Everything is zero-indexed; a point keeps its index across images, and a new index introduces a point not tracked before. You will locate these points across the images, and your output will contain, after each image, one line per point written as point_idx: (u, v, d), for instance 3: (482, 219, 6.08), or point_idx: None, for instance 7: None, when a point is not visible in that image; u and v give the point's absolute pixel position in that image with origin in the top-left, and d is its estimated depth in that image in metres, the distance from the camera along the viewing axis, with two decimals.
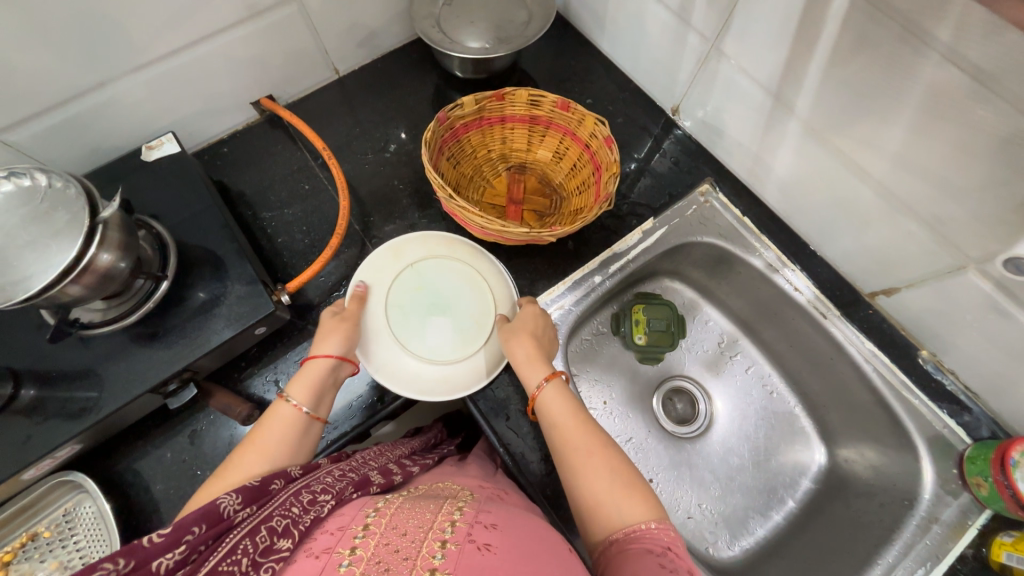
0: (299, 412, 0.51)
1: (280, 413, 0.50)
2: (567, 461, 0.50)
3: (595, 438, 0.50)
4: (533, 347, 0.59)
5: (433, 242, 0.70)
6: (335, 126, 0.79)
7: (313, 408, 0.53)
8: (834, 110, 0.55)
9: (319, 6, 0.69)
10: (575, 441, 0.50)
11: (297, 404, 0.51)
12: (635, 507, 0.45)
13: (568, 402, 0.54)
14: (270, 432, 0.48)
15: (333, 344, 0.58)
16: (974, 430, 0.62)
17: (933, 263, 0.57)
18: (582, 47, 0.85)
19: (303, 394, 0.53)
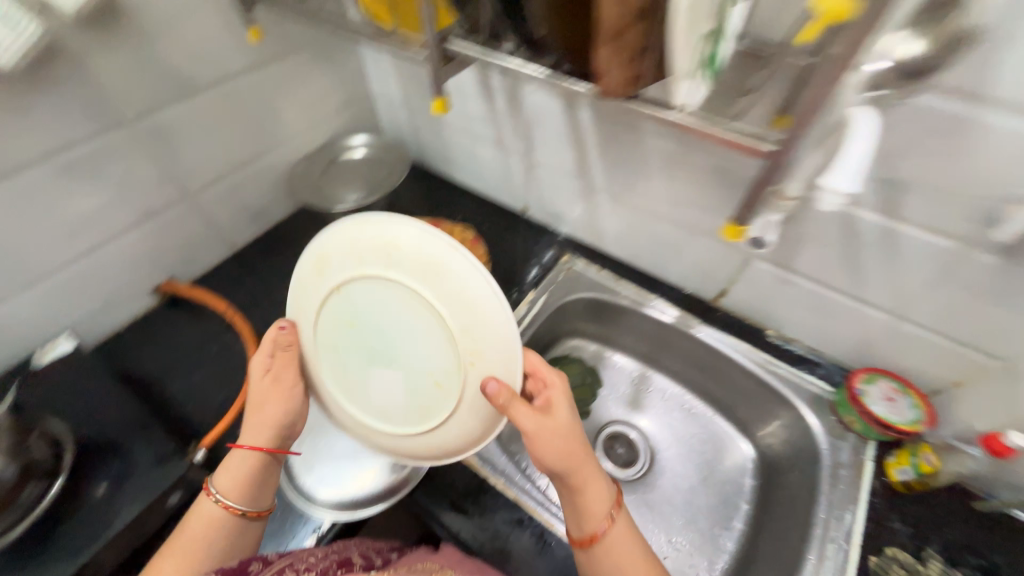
0: (213, 514, 0.51)
1: (201, 511, 0.51)
2: (615, 568, 0.48)
3: (648, 561, 0.48)
4: (571, 452, 0.50)
5: (351, 246, 0.53)
6: (238, 291, 0.87)
7: (225, 518, 0.51)
8: (618, 179, 0.76)
9: (208, 199, 0.82)
10: (630, 561, 0.48)
11: (211, 493, 0.52)
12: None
13: (623, 521, 0.50)
14: (183, 550, 0.48)
15: (260, 435, 0.56)
16: (831, 379, 0.75)
17: (732, 260, 0.74)
18: (443, 182, 1.05)
19: (222, 486, 0.53)
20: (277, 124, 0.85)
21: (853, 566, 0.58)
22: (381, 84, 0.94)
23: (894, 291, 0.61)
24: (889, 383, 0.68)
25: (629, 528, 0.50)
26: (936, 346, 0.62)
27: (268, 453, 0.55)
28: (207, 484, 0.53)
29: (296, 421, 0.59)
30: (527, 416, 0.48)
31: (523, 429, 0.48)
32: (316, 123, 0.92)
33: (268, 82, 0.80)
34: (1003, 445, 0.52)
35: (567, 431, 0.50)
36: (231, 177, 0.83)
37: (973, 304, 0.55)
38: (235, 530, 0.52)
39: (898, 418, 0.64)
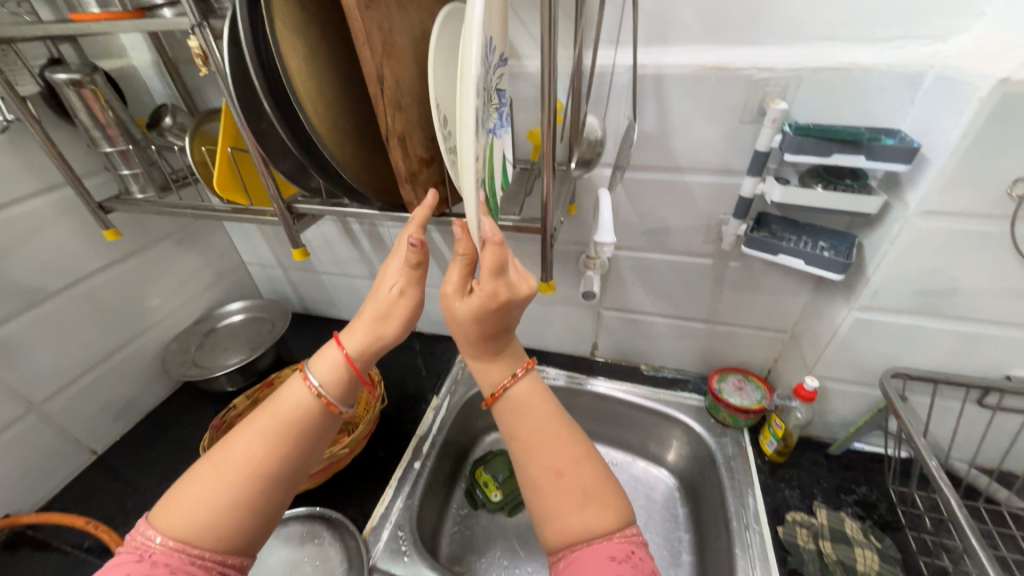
0: (305, 404, 0.49)
1: (287, 394, 0.50)
2: (530, 466, 0.47)
3: (566, 448, 0.47)
4: (488, 329, 0.47)
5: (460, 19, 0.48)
6: (100, 501, 0.76)
7: (280, 436, 0.47)
8: None
9: (61, 405, 0.76)
10: (543, 453, 0.47)
11: (309, 384, 0.49)
12: (601, 518, 0.44)
13: (538, 402, 0.50)
14: (268, 425, 0.48)
15: (325, 363, 0.50)
16: (699, 389, 0.89)
17: (588, 317, 0.89)
18: (329, 323, 1.10)
19: (320, 377, 0.50)
20: (143, 310, 0.86)
21: (770, 545, 0.64)
22: (252, 252, 1.02)
23: (699, 304, 0.79)
24: (736, 376, 0.84)
25: (548, 407, 0.50)
26: (746, 336, 0.80)
27: (348, 369, 0.50)
28: (301, 368, 0.51)
29: (385, 337, 0.52)
30: (453, 272, 0.45)
31: (446, 286, 0.46)
32: (187, 301, 0.95)
33: (131, 274, 0.83)
34: (808, 391, 0.68)
35: (484, 299, 0.44)
36: (90, 376, 0.79)
37: (746, 297, 0.75)
38: (301, 440, 0.48)
39: (749, 401, 0.79)
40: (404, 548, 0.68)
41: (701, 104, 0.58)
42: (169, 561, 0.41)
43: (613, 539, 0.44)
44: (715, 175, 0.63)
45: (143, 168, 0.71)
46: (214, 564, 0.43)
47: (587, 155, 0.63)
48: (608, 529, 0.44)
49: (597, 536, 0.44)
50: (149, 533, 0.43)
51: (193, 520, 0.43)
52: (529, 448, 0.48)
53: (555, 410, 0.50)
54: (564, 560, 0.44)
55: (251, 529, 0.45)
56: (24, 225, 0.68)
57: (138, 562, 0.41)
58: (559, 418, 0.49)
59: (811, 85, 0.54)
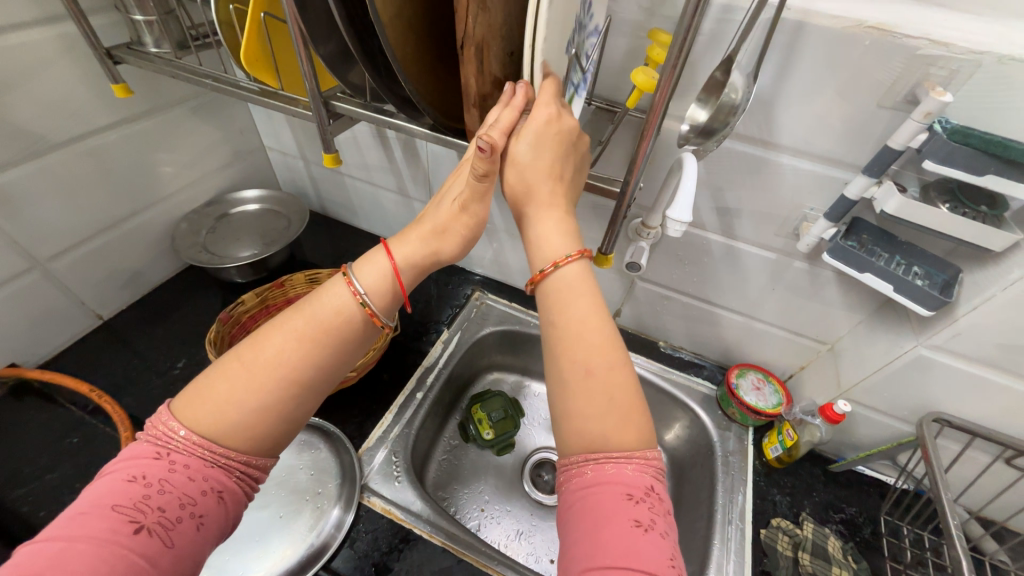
0: (345, 309, 0.46)
1: (328, 296, 0.47)
2: (562, 360, 0.43)
3: (602, 349, 0.43)
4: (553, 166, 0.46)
5: None
6: (104, 368, 0.76)
7: (313, 345, 0.45)
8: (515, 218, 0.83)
9: (66, 266, 0.73)
10: (579, 349, 0.43)
11: (354, 289, 0.47)
12: (624, 436, 0.41)
13: (585, 291, 0.45)
14: (300, 327, 0.45)
15: (374, 270, 0.48)
16: (714, 378, 0.86)
17: (621, 283, 0.84)
18: (346, 229, 1.04)
19: (366, 284, 0.47)
20: (154, 181, 0.80)
21: (749, 542, 0.66)
22: (273, 137, 0.93)
23: (744, 297, 0.73)
24: (756, 374, 0.80)
25: (594, 310, 0.44)
26: (781, 339, 0.76)
27: (394, 279, 0.48)
28: (346, 271, 0.48)
29: (440, 250, 0.51)
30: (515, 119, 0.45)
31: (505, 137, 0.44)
32: (201, 178, 0.88)
33: (142, 137, 0.75)
34: (835, 413, 0.65)
35: (543, 124, 0.42)
36: (97, 241, 0.75)
37: (797, 301, 0.68)
38: (335, 351, 0.45)
39: (764, 404, 0.76)
40: (397, 472, 0.69)
41: (837, 72, 0.47)
42: (191, 462, 0.40)
43: (633, 467, 0.41)
44: (820, 163, 0.54)
45: (160, 17, 0.61)
46: (236, 465, 0.42)
47: (713, 124, 0.51)
48: (629, 447, 0.41)
49: (619, 454, 0.41)
50: (171, 424, 0.41)
51: (220, 419, 0.41)
52: (566, 345, 0.43)
53: (603, 313, 0.44)
54: (580, 474, 0.41)
55: (276, 433, 0.44)
56: (22, 59, 0.59)
57: (156, 460, 0.40)
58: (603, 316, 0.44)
59: (985, 79, 0.43)
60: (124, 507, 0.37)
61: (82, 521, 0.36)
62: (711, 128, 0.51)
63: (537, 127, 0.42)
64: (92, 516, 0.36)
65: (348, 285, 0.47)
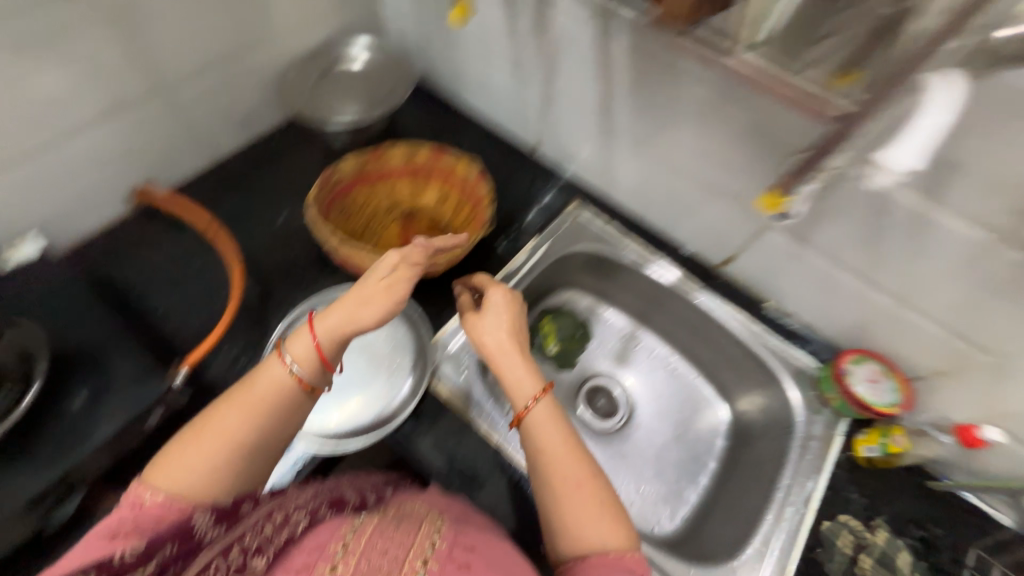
0: (281, 383, 0.49)
1: (269, 372, 0.49)
2: (549, 483, 0.53)
3: (576, 461, 0.54)
4: None
5: None
6: (220, 205, 0.81)
7: (258, 412, 0.47)
8: (644, 125, 0.70)
9: (188, 97, 0.73)
10: (558, 467, 0.53)
11: (284, 361, 0.50)
12: (612, 532, 0.50)
13: (554, 420, 0.56)
14: (243, 400, 0.48)
15: (307, 341, 0.51)
16: (822, 356, 0.76)
17: (747, 228, 0.71)
18: (449, 106, 0.96)
19: (296, 356, 0.50)
20: (267, 17, 0.75)
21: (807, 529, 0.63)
22: None
23: (907, 278, 0.59)
24: (876, 365, 0.69)
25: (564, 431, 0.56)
26: (927, 334, 0.63)
27: (320, 353, 0.51)
28: (279, 348, 0.51)
29: (360, 322, 0.52)
30: (466, 302, 0.66)
31: None
32: (313, 21, 0.82)
33: None
34: (977, 437, 0.59)
35: None
36: (217, 75, 0.75)
37: (983, 300, 0.54)
38: (278, 417, 0.48)
39: (876, 399, 0.66)
40: (465, 365, 0.72)
41: None
42: (145, 515, 0.42)
43: (630, 556, 0.48)
44: None
45: None
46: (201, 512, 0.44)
47: None
48: (620, 546, 0.49)
49: (612, 549, 0.49)
50: (142, 488, 0.43)
51: (184, 478, 0.44)
52: (550, 469, 0.54)
53: (570, 434, 0.56)
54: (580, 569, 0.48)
55: (238, 486, 0.46)
56: None
57: (128, 513, 0.42)
58: (570, 437, 0.56)
59: None
60: (110, 535, 0.41)
61: (83, 549, 0.41)
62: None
63: (494, 314, 0.62)
64: (89, 547, 0.40)
65: (281, 363, 0.49)
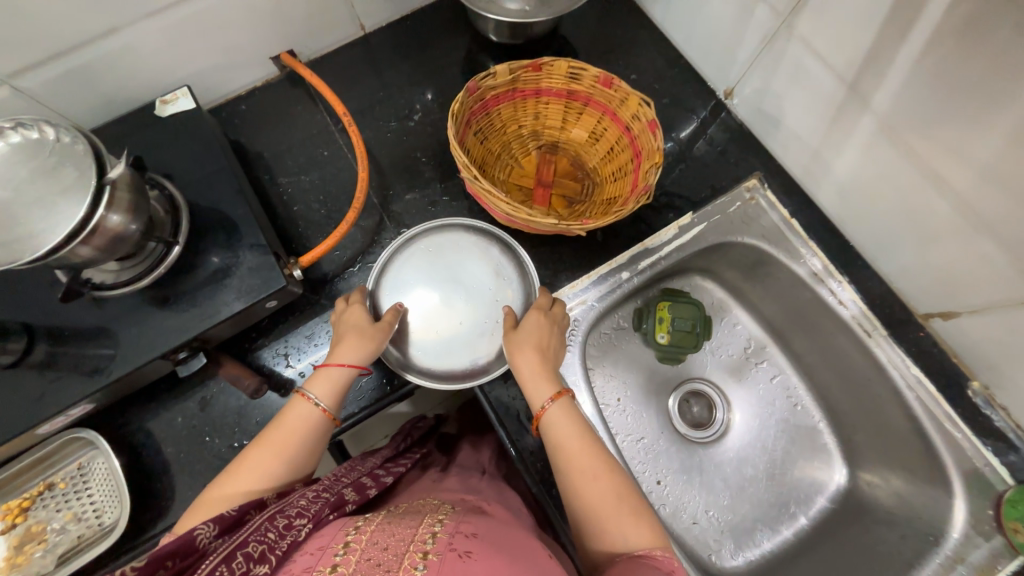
0: (308, 418, 0.49)
1: (291, 417, 0.48)
2: (563, 484, 0.48)
3: (591, 456, 0.48)
4: None
5: None
6: (356, 89, 0.74)
7: (293, 435, 0.47)
8: (921, 107, 0.48)
9: None
10: (569, 466, 0.48)
11: (310, 400, 0.49)
12: (641, 537, 0.43)
13: (570, 422, 0.51)
14: (268, 438, 0.47)
15: (327, 378, 0.52)
16: (1019, 471, 0.58)
17: (1007, 291, 0.51)
18: (631, 12, 0.76)
19: (318, 392, 0.51)
20: None
21: None
22: None
23: None
24: None
25: (580, 431, 0.50)
26: None
27: (343, 378, 0.52)
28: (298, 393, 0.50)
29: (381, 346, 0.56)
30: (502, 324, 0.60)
31: None
32: None
33: None
34: None
35: None
36: None
37: None
38: (312, 437, 0.48)
39: None
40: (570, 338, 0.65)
41: None
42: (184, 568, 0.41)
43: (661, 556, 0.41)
44: None
45: None
46: None
47: None
48: (647, 545, 0.42)
49: (640, 549, 0.42)
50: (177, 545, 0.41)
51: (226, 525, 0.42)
52: (563, 467, 0.48)
53: (584, 431, 0.50)
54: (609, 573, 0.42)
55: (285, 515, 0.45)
56: None
57: None
58: (581, 436, 0.50)
59: None
60: None
61: None
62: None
63: (528, 331, 0.58)
64: None
65: (305, 399, 0.49)
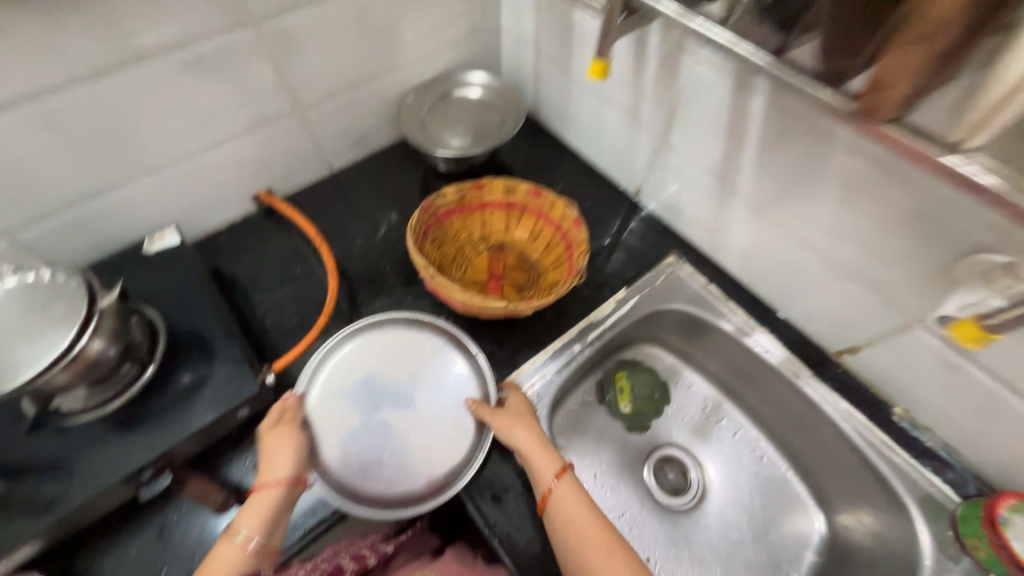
0: (237, 553, 0.51)
1: (221, 557, 0.51)
2: (580, 562, 0.53)
3: (604, 535, 0.54)
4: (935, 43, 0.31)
5: None
6: (327, 215, 0.86)
7: (237, 566, 0.51)
8: (770, 190, 0.63)
9: (317, 115, 0.79)
10: (586, 545, 0.53)
11: (235, 537, 0.52)
12: None
13: (575, 498, 0.57)
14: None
15: (252, 511, 0.54)
16: (962, 488, 0.62)
17: (883, 322, 0.61)
18: (551, 140, 0.95)
19: (243, 527, 0.53)
20: (396, 47, 0.79)
21: None
22: (515, 16, 0.84)
23: None
24: None
25: (587, 508, 0.56)
26: None
27: (267, 508, 0.55)
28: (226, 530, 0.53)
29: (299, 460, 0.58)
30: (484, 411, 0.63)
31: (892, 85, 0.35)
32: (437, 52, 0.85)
33: None
34: None
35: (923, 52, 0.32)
36: (345, 97, 0.80)
37: None
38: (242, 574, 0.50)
39: None
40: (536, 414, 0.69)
41: None
42: None
43: None
44: None
45: None
46: None
47: None
48: None
49: None
50: None
51: None
52: (578, 544, 0.54)
53: (590, 506, 0.57)
54: None
55: None
56: None
57: None
58: (592, 513, 0.56)
59: None
60: None
61: None
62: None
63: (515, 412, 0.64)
64: None
65: (230, 540, 0.52)
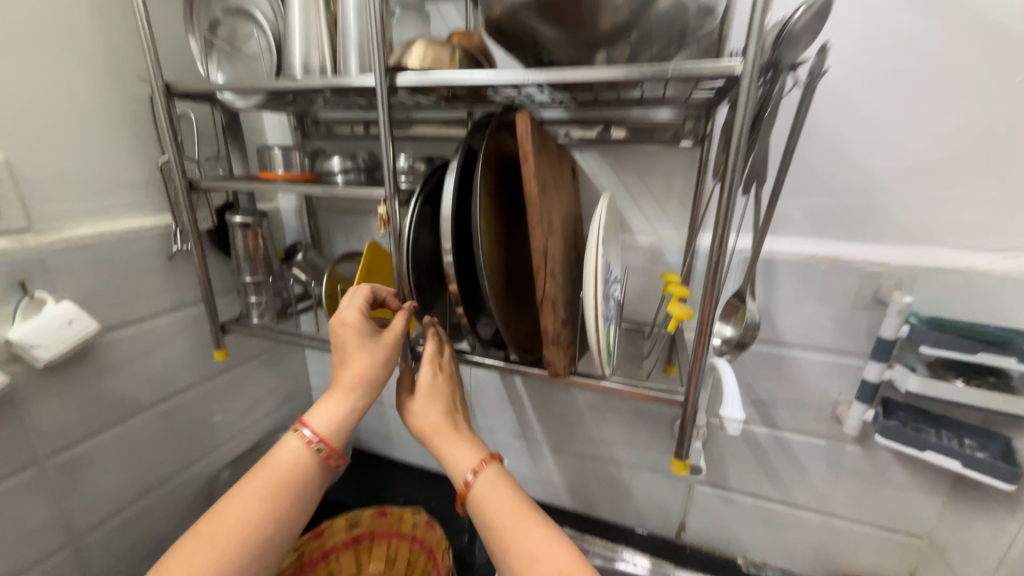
0: (299, 463, 0.47)
1: (283, 450, 0.47)
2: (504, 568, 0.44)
3: (529, 528, 0.45)
4: (554, 333, 0.49)
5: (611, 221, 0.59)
6: None
7: (338, 427, 0.48)
8: (557, 431, 0.85)
9: (96, 538, 0.67)
10: (510, 546, 0.44)
11: (305, 439, 0.47)
12: None
13: (500, 483, 0.48)
14: (258, 489, 0.45)
15: (330, 416, 0.48)
16: None
17: (677, 491, 0.80)
18: (380, 461, 1.02)
19: (315, 430, 0.47)
20: (209, 432, 0.83)
21: None
22: (322, 377, 1.04)
23: (812, 491, 0.71)
24: None
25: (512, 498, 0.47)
26: (871, 538, 0.70)
27: (343, 421, 0.48)
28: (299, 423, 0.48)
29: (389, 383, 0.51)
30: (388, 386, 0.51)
31: (554, 363, 0.50)
32: (252, 424, 0.92)
33: (213, 392, 0.83)
34: None
35: (547, 341, 0.49)
36: (139, 503, 0.72)
37: (871, 490, 0.67)
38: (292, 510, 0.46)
39: None
40: None
41: (813, 288, 0.61)
42: None
43: None
44: (827, 355, 0.63)
45: (269, 297, 0.76)
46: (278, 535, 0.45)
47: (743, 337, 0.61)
48: None
49: None
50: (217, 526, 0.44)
51: (260, 491, 0.45)
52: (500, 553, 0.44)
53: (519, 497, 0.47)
54: None
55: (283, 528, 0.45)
56: (147, 339, 0.70)
57: None
58: (516, 503, 0.46)
59: (929, 281, 0.56)
60: None
61: None
62: (743, 341, 0.61)
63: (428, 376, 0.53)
64: None
65: (292, 441, 0.47)
